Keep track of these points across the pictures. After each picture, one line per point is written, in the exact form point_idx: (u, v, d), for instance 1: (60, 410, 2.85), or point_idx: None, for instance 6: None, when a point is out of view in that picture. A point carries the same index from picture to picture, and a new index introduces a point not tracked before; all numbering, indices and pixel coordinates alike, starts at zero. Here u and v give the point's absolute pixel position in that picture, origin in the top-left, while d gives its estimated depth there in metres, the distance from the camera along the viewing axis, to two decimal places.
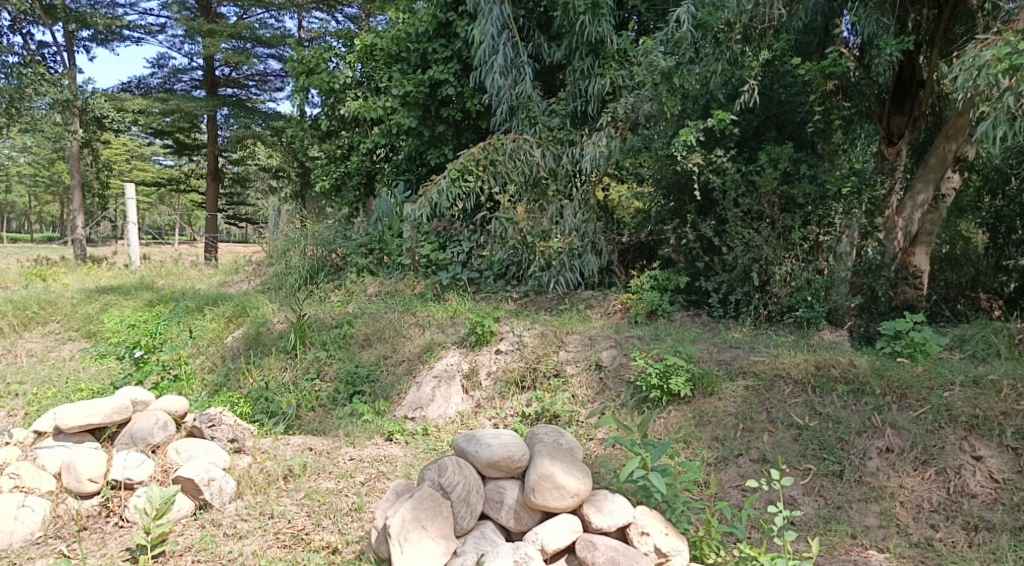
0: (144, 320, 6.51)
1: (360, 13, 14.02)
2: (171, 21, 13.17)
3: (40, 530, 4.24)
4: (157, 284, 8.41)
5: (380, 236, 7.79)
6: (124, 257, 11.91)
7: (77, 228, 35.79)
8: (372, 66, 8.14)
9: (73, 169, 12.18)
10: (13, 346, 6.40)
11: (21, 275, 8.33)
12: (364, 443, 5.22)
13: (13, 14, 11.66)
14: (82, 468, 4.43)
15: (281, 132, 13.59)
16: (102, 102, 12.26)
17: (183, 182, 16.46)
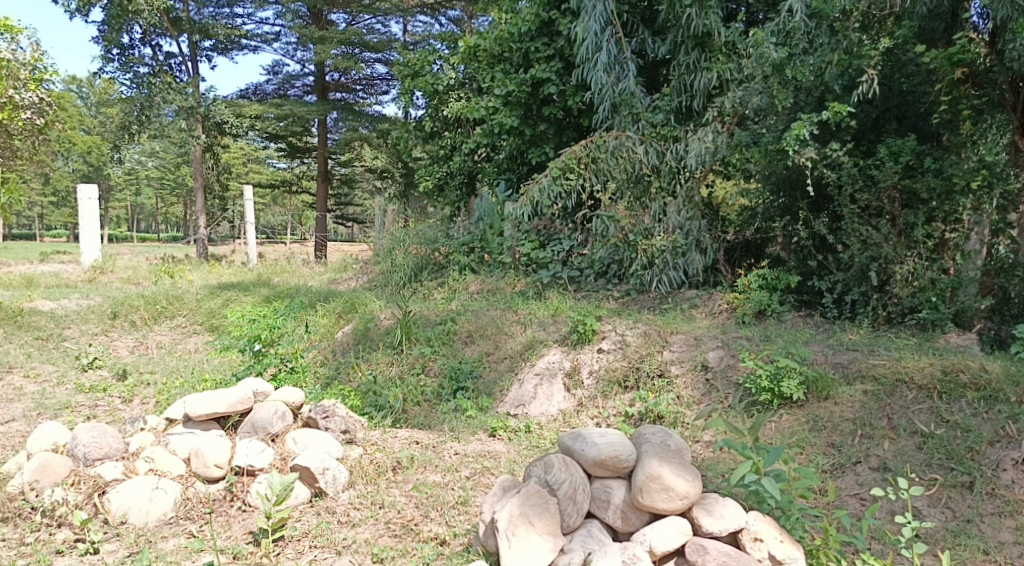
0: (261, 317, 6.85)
1: (463, 15, 14.23)
2: (285, 30, 13.77)
3: (172, 512, 4.48)
4: (272, 281, 8.82)
5: (481, 235, 7.87)
6: (243, 257, 12.30)
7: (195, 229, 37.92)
8: (475, 67, 8.26)
9: (196, 173, 12.82)
10: (145, 338, 6.85)
11: (151, 273, 8.88)
12: (468, 439, 5.30)
13: (143, 28, 12.58)
14: (209, 454, 4.74)
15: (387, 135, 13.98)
16: (222, 108, 12.92)
17: (294, 185, 17.17)
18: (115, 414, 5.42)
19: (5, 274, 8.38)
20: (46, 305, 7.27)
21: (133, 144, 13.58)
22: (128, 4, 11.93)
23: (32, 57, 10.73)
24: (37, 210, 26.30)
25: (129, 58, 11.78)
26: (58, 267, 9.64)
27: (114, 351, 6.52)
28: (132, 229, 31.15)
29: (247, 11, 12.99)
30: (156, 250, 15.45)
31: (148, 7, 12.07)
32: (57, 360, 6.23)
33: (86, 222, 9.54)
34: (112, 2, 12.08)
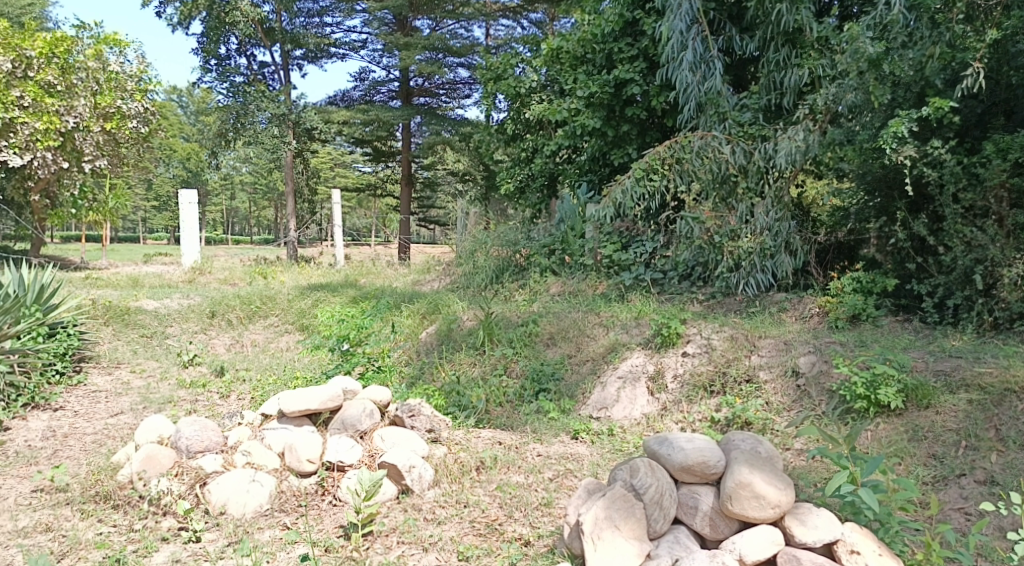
0: (350, 316, 7.05)
1: (546, 18, 14.35)
2: (372, 37, 14.12)
3: (268, 504, 4.65)
4: (359, 281, 9.06)
5: (562, 236, 7.88)
6: (330, 256, 12.85)
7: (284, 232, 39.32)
8: (557, 70, 8.27)
9: (287, 178, 13.31)
10: (240, 336, 7.16)
11: (246, 274, 9.27)
12: (550, 441, 5.32)
13: (239, 38, 13.14)
14: (302, 450, 4.89)
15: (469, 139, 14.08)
16: (312, 115, 13.37)
17: (378, 189, 17.54)
18: (214, 409, 5.67)
19: (113, 274, 8.88)
20: (150, 304, 7.67)
21: (228, 150, 14.20)
22: (226, 16, 12.55)
23: (136, 68, 11.53)
24: (142, 214, 27.86)
25: (226, 68, 12.33)
26: (161, 267, 10.18)
27: (212, 349, 6.83)
28: (226, 232, 32.54)
29: (336, 20, 13.38)
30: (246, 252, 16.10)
31: (245, 19, 12.65)
32: (160, 356, 6.59)
33: (186, 225, 10.03)
34: (210, 15, 12.71)
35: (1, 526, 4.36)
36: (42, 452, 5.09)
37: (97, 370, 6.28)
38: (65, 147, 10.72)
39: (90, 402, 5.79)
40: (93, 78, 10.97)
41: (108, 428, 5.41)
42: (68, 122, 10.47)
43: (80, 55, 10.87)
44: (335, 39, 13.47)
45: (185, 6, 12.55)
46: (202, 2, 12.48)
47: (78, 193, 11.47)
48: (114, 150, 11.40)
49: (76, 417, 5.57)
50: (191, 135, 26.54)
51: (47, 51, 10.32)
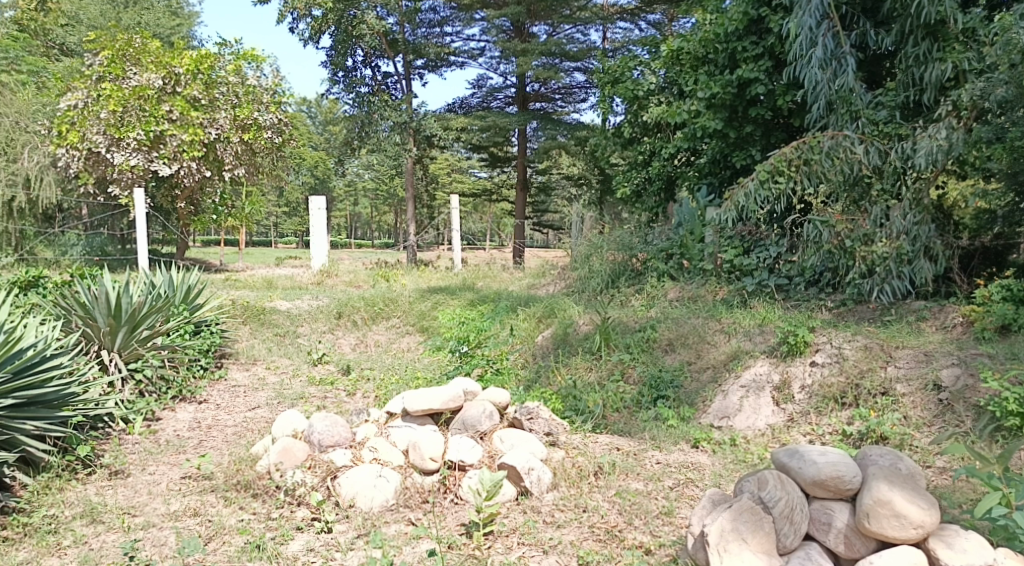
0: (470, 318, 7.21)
1: (665, 19, 14.33)
2: (490, 45, 14.40)
3: (394, 499, 4.81)
4: (476, 285, 9.22)
5: (681, 241, 7.74)
6: (447, 261, 13.20)
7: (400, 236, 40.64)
8: (677, 71, 8.13)
9: (407, 184, 13.73)
10: (364, 337, 7.44)
11: (370, 276, 9.64)
12: (670, 449, 5.23)
13: (365, 51, 13.73)
14: (425, 448, 5.03)
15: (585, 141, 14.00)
16: (432, 123, 13.61)
17: (494, 194, 17.73)
18: (341, 406, 5.91)
19: (250, 276, 9.44)
20: (283, 305, 8.10)
21: (353, 158, 14.81)
22: (353, 30, 13.15)
23: (272, 82, 12.12)
24: (273, 220, 29.56)
25: (352, 79, 12.87)
26: (293, 270, 10.75)
27: (339, 348, 7.15)
28: (347, 236, 34.00)
29: (456, 29, 13.72)
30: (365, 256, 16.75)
31: (370, 32, 13.20)
32: (291, 354, 6.95)
33: (315, 230, 10.53)
34: (339, 29, 13.33)
35: (156, 509, 4.70)
36: (190, 441, 5.49)
37: (236, 366, 6.71)
38: (208, 157, 11.55)
39: (230, 396, 6.20)
40: (233, 91, 11.70)
41: (247, 421, 5.77)
42: (211, 133, 11.24)
43: (222, 72, 11.64)
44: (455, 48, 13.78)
45: (315, 21, 13.17)
46: (331, 17, 13.11)
47: (218, 200, 12.30)
48: (250, 159, 12.16)
49: (218, 410, 5.97)
50: (318, 144, 27.94)
51: (193, 69, 11.16)
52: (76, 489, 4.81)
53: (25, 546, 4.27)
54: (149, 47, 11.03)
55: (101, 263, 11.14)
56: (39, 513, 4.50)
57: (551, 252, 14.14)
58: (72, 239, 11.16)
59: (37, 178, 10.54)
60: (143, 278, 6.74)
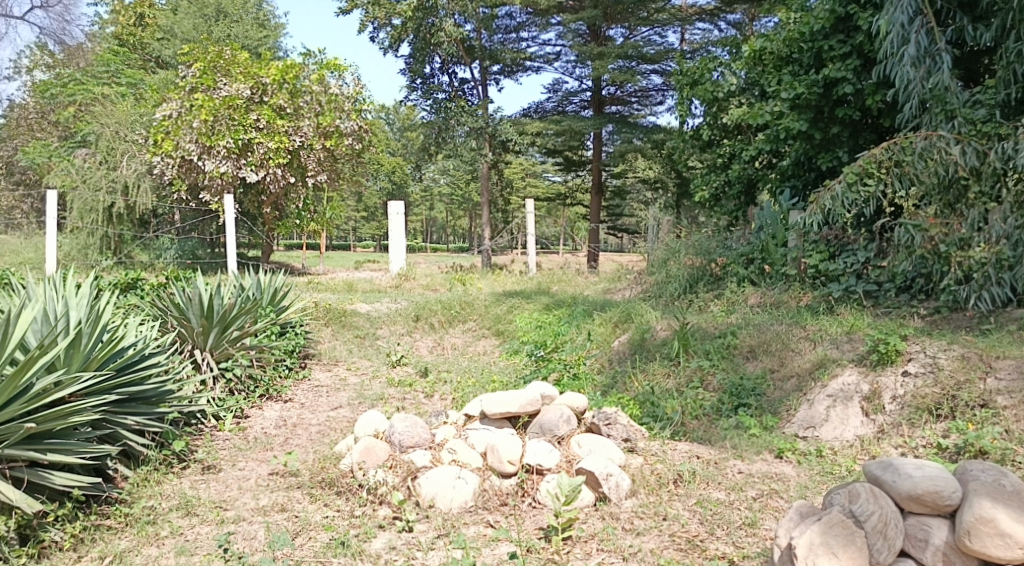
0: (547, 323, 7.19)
1: (745, 19, 13.97)
2: (566, 49, 14.44)
3: (472, 501, 4.84)
4: (551, 289, 9.22)
5: (762, 245, 7.54)
6: (521, 265, 13.25)
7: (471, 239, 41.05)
8: (759, 72, 8.00)
9: (483, 189, 13.86)
10: (441, 340, 7.55)
11: (447, 280, 9.76)
12: (753, 458, 5.11)
13: (442, 58, 13.97)
14: (503, 450, 5.06)
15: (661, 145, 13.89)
16: (507, 127, 13.69)
17: (568, 198, 17.74)
18: (420, 408, 6.01)
19: (332, 280, 9.69)
20: (363, 307, 8.29)
21: (429, 163, 15.04)
22: (431, 37, 13.41)
23: (354, 90, 12.34)
24: (351, 224, 30.32)
25: (430, 86, 13.09)
26: (372, 273, 11.00)
27: (417, 350, 7.27)
28: (422, 241, 34.60)
29: (532, 34, 13.79)
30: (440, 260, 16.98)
31: (447, 39, 13.39)
32: (371, 356, 7.11)
33: (394, 234, 10.74)
34: (417, 37, 13.62)
35: (246, 503, 4.88)
36: (276, 439, 5.68)
37: (319, 367, 6.91)
38: (293, 163, 11.98)
39: (314, 395, 6.39)
40: (316, 100, 12.05)
41: (329, 421, 5.94)
42: (295, 141, 11.63)
43: (306, 81, 12.02)
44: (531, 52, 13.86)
45: (395, 30, 13.54)
46: (410, 26, 13.40)
47: (302, 205, 12.68)
48: (332, 165, 12.51)
49: (303, 409, 6.16)
50: (395, 150, 28.54)
51: (279, 78, 11.62)
52: (173, 483, 5.04)
53: (127, 535, 4.48)
54: (238, 59, 11.52)
55: (194, 266, 11.35)
56: (138, 504, 4.72)
57: (626, 256, 14.05)
58: (165, 244, 11.24)
59: (135, 185, 11.05)
60: (233, 281, 7.01)
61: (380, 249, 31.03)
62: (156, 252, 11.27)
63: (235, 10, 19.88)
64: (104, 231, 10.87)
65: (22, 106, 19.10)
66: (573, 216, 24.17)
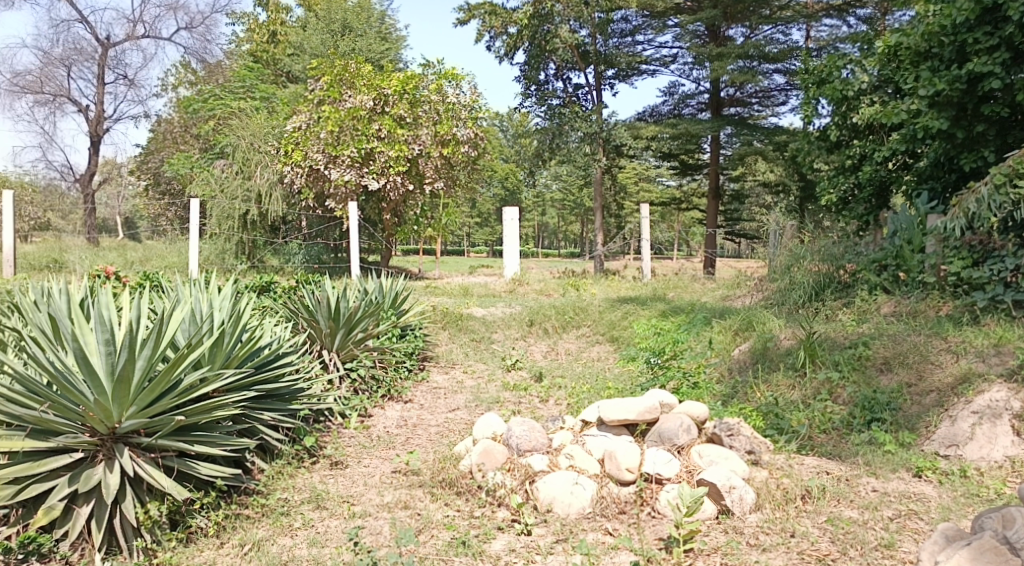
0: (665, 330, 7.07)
1: (877, 13, 13.36)
2: (683, 50, 14.24)
3: (590, 507, 4.81)
4: (667, 295, 9.10)
5: (897, 251, 7.12)
6: (634, 270, 13.14)
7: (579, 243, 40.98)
8: (894, 68, 7.58)
9: (597, 194, 13.87)
10: (555, 344, 7.58)
11: (561, 285, 9.80)
12: (888, 476, 4.83)
13: (557, 64, 14.07)
14: (622, 458, 5.01)
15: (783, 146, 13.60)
16: (621, 132, 13.59)
17: (683, 202, 17.41)
18: (536, 412, 6.04)
19: (448, 284, 9.93)
20: (479, 312, 8.45)
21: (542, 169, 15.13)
22: (547, 44, 13.56)
23: (470, 98, 12.59)
24: (465, 230, 31.06)
25: (544, 92, 13.21)
26: (486, 278, 11.19)
27: (531, 355, 7.33)
28: (534, 245, 34.96)
29: (648, 37, 13.67)
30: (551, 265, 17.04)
31: (563, 45, 13.49)
32: (487, 359, 7.22)
33: (508, 239, 10.87)
34: (533, 44, 13.83)
35: (371, 499, 5.05)
36: (398, 438, 5.86)
37: (437, 369, 7.08)
38: (411, 171, 12.35)
39: (432, 397, 6.55)
40: (434, 109, 12.32)
41: (448, 422, 6.08)
42: (414, 149, 12.01)
43: (425, 90, 12.34)
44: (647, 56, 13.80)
45: (511, 38, 13.83)
46: (526, 34, 13.65)
47: (419, 212, 13.07)
48: (449, 172, 12.81)
49: (422, 410, 6.34)
50: (508, 156, 28.99)
51: (399, 89, 11.88)
52: (304, 476, 5.29)
53: (263, 524, 4.74)
54: (361, 71, 11.85)
55: (319, 270, 11.92)
56: (273, 496, 4.98)
57: (744, 262, 13.68)
58: (294, 249, 12.20)
59: (267, 194, 11.74)
60: (357, 284, 7.34)
61: (490, 254, 31.53)
62: (285, 256, 12.31)
63: (359, 24, 20.78)
64: (239, 237, 11.62)
65: (169, 120, 20.69)
66: (685, 221, 23.73)
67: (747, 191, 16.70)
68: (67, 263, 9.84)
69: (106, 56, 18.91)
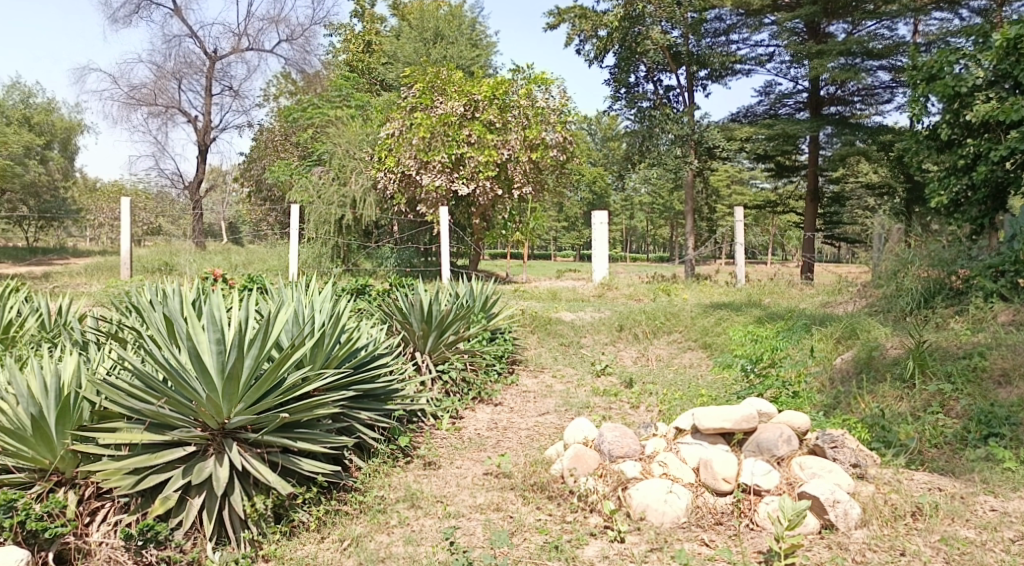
0: (762, 336, 6.88)
1: (992, 5, 12.72)
2: (781, 48, 13.96)
3: (685, 517, 4.71)
4: (763, 301, 8.85)
5: (1015, 255, 6.63)
6: (726, 276, 12.85)
7: (665, 247, 40.37)
8: (1014, 62, 7.21)
9: (688, 199, 13.68)
10: (646, 350, 7.49)
11: (651, 290, 9.68)
12: (1008, 495, 4.54)
13: (648, 66, 13.96)
14: (718, 467, 4.89)
15: (889, 146, 13.02)
16: (714, 133, 13.43)
17: (779, 205, 16.84)
18: (627, 418, 5.96)
19: (537, 288, 9.97)
20: (568, 316, 8.44)
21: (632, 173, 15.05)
22: (638, 46, 13.46)
23: (559, 102, 12.61)
24: (553, 234, 31.15)
25: (634, 95, 13.10)
26: (576, 282, 11.16)
27: (621, 360, 7.27)
28: (622, 250, 34.69)
29: (743, 36, 13.34)
30: (637, 269, 16.83)
31: (654, 47, 13.39)
32: (576, 364, 7.20)
33: (598, 243, 10.81)
34: (623, 47, 13.74)
35: (464, 500, 5.11)
36: (489, 440, 5.91)
37: (526, 373, 7.10)
38: (501, 176, 12.46)
39: (522, 400, 6.58)
40: (524, 114, 12.39)
41: (538, 426, 6.09)
42: (503, 154, 12.13)
43: (514, 95, 12.43)
44: (741, 55, 13.46)
45: (601, 41, 13.80)
46: (616, 36, 13.58)
47: (508, 216, 13.17)
48: (537, 177, 12.86)
49: (512, 413, 6.36)
50: (596, 160, 28.91)
51: (490, 95, 12.11)
52: (399, 475, 5.41)
53: (361, 521, 4.86)
54: (453, 79, 12.24)
55: (411, 274, 12.16)
56: (371, 493, 5.11)
57: (845, 268, 13.16)
58: (386, 253, 12.49)
59: (362, 199, 12.10)
60: (448, 287, 7.47)
61: (577, 258, 31.49)
62: (377, 261, 12.45)
63: (451, 32, 21.18)
64: (335, 241, 12.01)
65: (270, 129, 21.63)
66: (780, 225, 23.05)
67: (848, 193, 16.03)
68: (177, 265, 10.38)
69: (214, 69, 19.93)
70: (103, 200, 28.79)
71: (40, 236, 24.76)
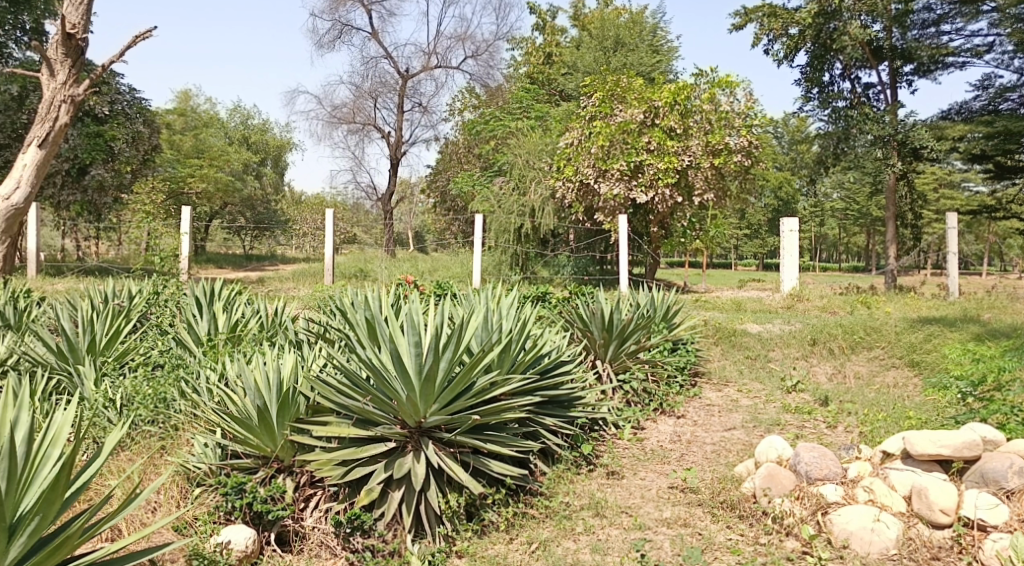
0: (984, 355, 6.24)
1: None
2: (1003, 37, 12.65)
3: (895, 549, 4.34)
4: (981, 317, 8.02)
5: None
6: (934, 287, 11.82)
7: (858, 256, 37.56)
8: None
9: (889, 205, 12.82)
10: (842, 366, 7.04)
11: (848, 302, 9.10)
12: None
13: (844, 63, 13.35)
14: (935, 496, 4.46)
15: None
16: (922, 133, 12.38)
17: (998, 209, 15.17)
18: (823, 438, 5.61)
19: (720, 298, 9.72)
20: (755, 328, 8.10)
21: (824, 177, 14.32)
22: (833, 42, 13.00)
23: (745, 106, 12.16)
24: (735, 243, 30.13)
25: (828, 95, 12.39)
26: (764, 292, 10.69)
27: (815, 377, 6.88)
28: (812, 260, 32.76)
29: (956, 26, 12.20)
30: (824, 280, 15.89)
31: (852, 42, 12.81)
32: (764, 379, 6.87)
33: (787, 252, 10.29)
34: (816, 44, 13.33)
35: (650, 512, 5.02)
36: (674, 453, 5.79)
37: (709, 386, 6.88)
38: (681, 183, 12.19)
39: (706, 413, 6.38)
40: (706, 119, 12.19)
41: (724, 441, 5.88)
42: (684, 160, 11.84)
43: (697, 100, 12.20)
44: (954, 47, 12.32)
45: (791, 40, 13.24)
46: (809, 34, 13.20)
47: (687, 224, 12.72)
48: (719, 183, 12.47)
49: (696, 426, 6.18)
50: (782, 165, 27.69)
51: (670, 101, 11.88)
52: (583, 483, 5.42)
53: (548, 525, 4.91)
54: (634, 86, 12.16)
55: (589, 282, 12.26)
56: (556, 499, 5.15)
57: None
58: (563, 261, 12.68)
59: (540, 208, 12.41)
60: (628, 296, 7.42)
61: (760, 267, 30.21)
62: (554, 268, 12.83)
63: (631, 39, 21.18)
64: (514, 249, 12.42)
65: (455, 142, 22.67)
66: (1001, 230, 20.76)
67: None
68: (372, 272, 11.17)
69: (405, 87, 21.20)
70: (308, 211, 31.59)
71: (255, 244, 27.53)
